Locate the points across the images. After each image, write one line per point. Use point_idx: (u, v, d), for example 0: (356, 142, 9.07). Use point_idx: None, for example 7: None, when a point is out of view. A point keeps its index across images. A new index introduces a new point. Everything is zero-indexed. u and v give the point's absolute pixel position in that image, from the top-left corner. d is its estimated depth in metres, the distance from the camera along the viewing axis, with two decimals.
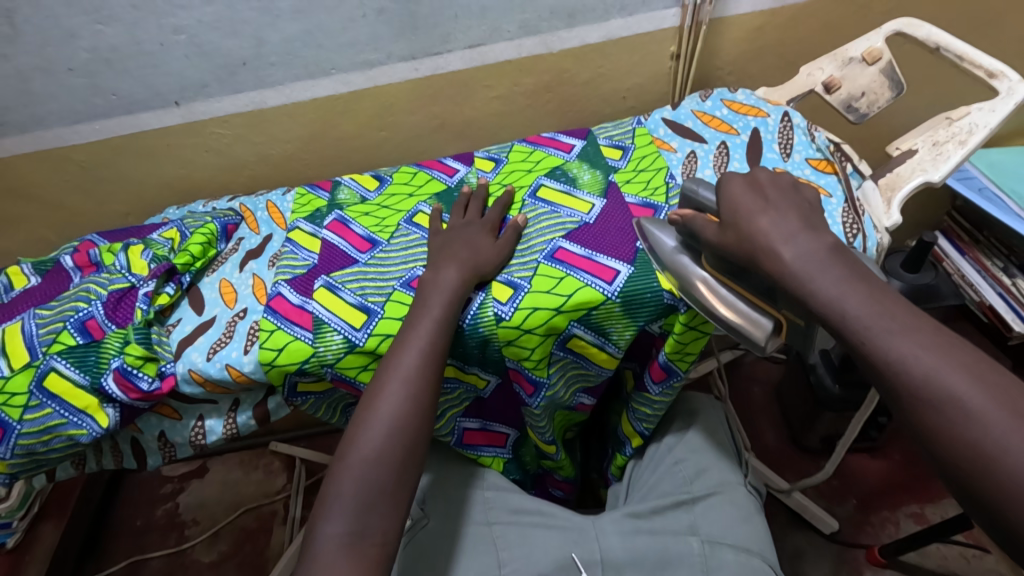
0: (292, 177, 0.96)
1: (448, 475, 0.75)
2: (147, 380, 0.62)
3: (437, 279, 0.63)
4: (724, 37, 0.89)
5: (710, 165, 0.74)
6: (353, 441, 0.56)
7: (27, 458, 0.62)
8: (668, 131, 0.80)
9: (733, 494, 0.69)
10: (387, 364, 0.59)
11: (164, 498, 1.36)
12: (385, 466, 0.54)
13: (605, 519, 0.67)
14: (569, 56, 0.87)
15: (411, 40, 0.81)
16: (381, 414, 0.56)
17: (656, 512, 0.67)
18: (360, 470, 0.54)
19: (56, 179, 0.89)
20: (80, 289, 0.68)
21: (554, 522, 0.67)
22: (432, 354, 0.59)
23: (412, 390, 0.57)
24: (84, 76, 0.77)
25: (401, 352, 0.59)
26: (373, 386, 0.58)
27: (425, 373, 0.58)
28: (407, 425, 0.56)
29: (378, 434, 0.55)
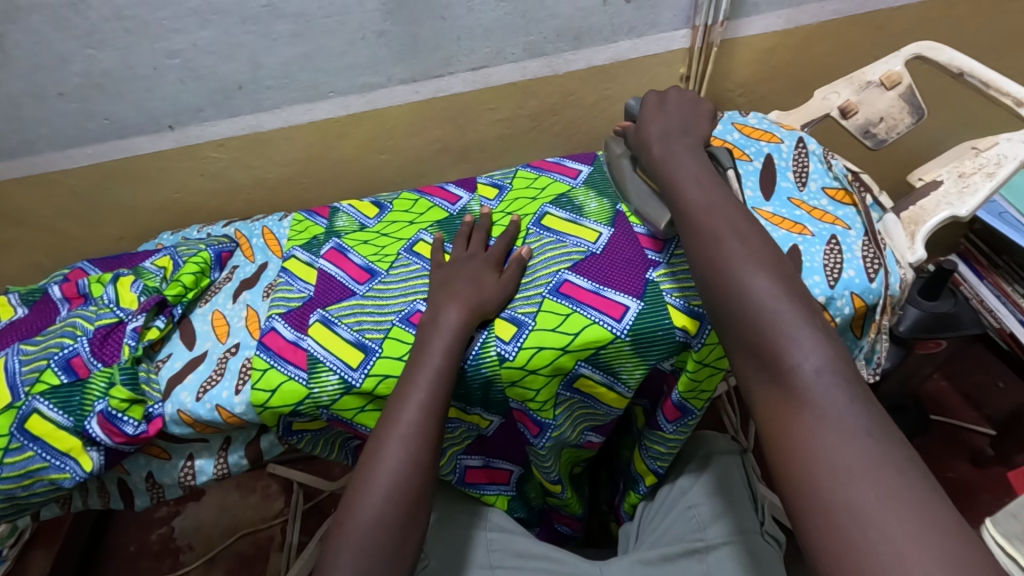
0: (290, 200, 0.94)
1: (451, 512, 0.71)
2: (132, 424, 0.59)
3: (437, 320, 0.60)
4: (736, 58, 0.87)
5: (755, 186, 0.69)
6: (351, 507, 0.53)
7: (7, 502, 0.60)
8: (740, 137, 0.76)
9: (750, 545, 0.63)
10: (386, 420, 0.56)
11: (158, 522, 1.32)
12: (385, 532, 0.52)
13: (612, 566, 0.64)
14: (575, 78, 0.85)
15: (413, 63, 0.79)
16: (379, 479, 0.53)
17: (667, 559, 0.64)
18: (357, 538, 0.51)
19: (48, 204, 0.87)
20: (67, 324, 0.65)
21: (561, 568, 0.64)
22: (432, 410, 0.56)
23: (411, 448, 0.55)
24: (76, 100, 0.74)
25: (400, 407, 0.56)
26: (370, 447, 0.56)
27: (425, 428, 0.56)
28: (408, 487, 0.54)
29: (377, 501, 0.53)
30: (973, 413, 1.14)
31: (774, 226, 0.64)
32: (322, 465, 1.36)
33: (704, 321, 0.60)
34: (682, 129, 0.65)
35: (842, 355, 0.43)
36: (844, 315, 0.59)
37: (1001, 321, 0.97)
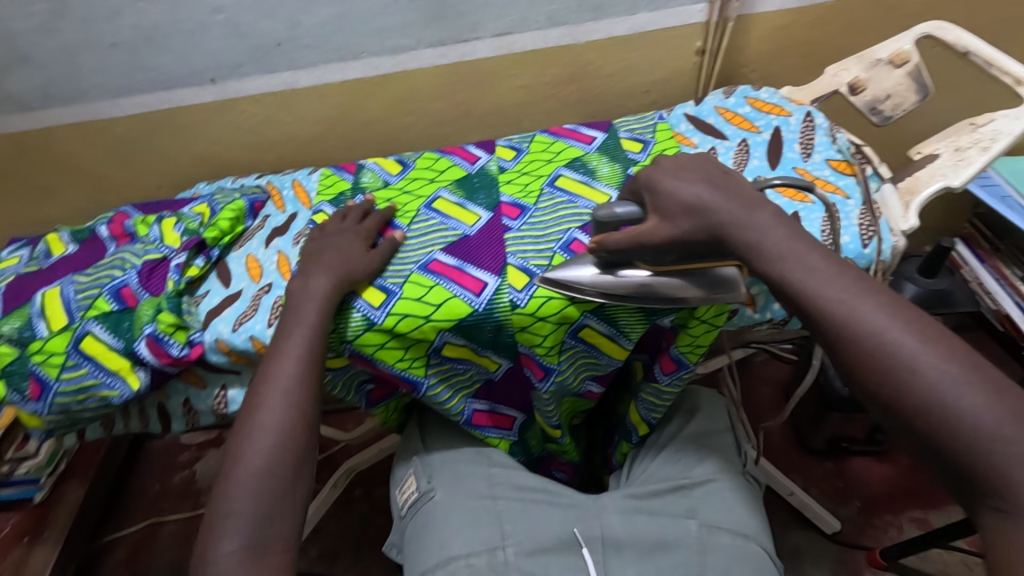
0: (318, 157, 0.98)
1: (455, 451, 0.78)
2: (177, 346, 0.65)
3: (303, 297, 0.65)
4: (750, 34, 0.89)
5: (794, 151, 0.75)
6: (241, 459, 0.57)
7: (62, 416, 0.66)
8: (690, 127, 0.83)
9: (732, 482, 0.73)
10: (266, 379, 0.61)
11: (181, 466, 1.41)
12: (273, 477, 0.56)
13: (606, 500, 0.70)
14: (594, 48, 0.88)
15: (441, 27, 0.83)
16: (265, 427, 0.58)
17: (656, 495, 0.71)
18: (249, 482, 0.56)
19: (94, 151, 0.92)
20: (116, 258, 0.71)
21: (558, 499, 0.70)
22: (307, 361, 0.62)
23: (292, 398, 0.60)
24: (127, 50, 0.80)
25: (274, 363, 0.62)
26: (251, 403, 0.60)
27: (304, 379, 0.61)
28: (291, 433, 0.59)
29: (265, 448, 0.57)
30: None
31: (778, 195, 0.70)
32: (336, 419, 1.43)
33: None
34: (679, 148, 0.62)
35: (826, 304, 0.48)
36: None
37: (999, 304, 0.98)
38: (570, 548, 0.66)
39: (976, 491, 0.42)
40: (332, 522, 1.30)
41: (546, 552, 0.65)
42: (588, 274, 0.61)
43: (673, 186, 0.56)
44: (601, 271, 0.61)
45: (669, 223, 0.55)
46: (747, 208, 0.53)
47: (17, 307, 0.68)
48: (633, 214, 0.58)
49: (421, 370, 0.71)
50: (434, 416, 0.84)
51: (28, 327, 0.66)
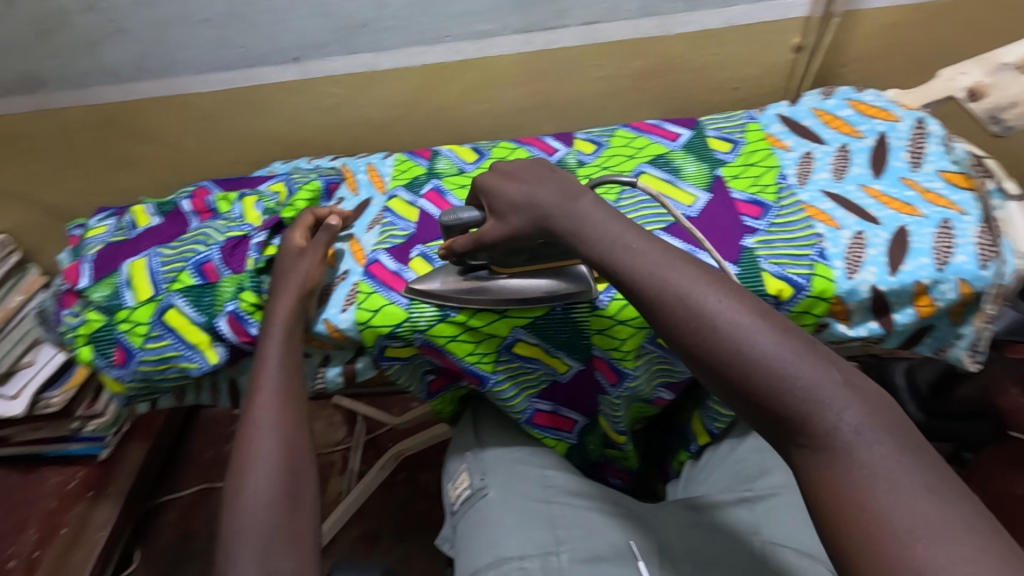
0: (390, 142, 0.98)
1: (507, 445, 0.76)
2: (256, 326, 0.65)
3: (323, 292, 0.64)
4: (855, 32, 0.84)
5: (902, 160, 0.70)
6: (235, 494, 0.54)
7: (142, 384, 0.67)
8: (783, 128, 0.78)
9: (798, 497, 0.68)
10: (248, 423, 0.58)
11: (234, 435, 1.45)
12: (268, 505, 0.53)
13: (664, 512, 0.68)
14: (684, 41, 0.84)
15: (528, 13, 0.81)
16: (259, 463, 0.55)
17: (717, 506, 0.69)
18: (250, 520, 0.52)
19: (177, 124, 0.94)
20: (199, 233, 0.72)
21: (613, 507, 0.67)
22: (289, 394, 0.60)
23: (281, 430, 0.58)
24: (216, 27, 0.81)
25: (254, 397, 0.60)
26: (240, 446, 0.57)
27: (287, 412, 0.59)
28: (288, 464, 0.56)
29: (259, 478, 0.54)
30: None
31: (882, 207, 0.66)
32: (384, 402, 1.44)
33: (799, 290, 0.61)
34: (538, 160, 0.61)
35: None
36: (948, 300, 0.61)
37: None
38: (625, 558, 0.60)
39: (786, 431, 0.39)
40: (375, 504, 1.31)
41: (602, 560, 0.59)
42: (445, 281, 0.64)
43: (506, 187, 0.57)
44: (457, 277, 0.65)
45: (503, 222, 0.57)
46: (570, 199, 0.53)
47: (105, 275, 0.70)
48: (473, 218, 0.62)
49: (489, 365, 0.68)
50: (485, 411, 0.81)
51: (115, 296, 0.68)
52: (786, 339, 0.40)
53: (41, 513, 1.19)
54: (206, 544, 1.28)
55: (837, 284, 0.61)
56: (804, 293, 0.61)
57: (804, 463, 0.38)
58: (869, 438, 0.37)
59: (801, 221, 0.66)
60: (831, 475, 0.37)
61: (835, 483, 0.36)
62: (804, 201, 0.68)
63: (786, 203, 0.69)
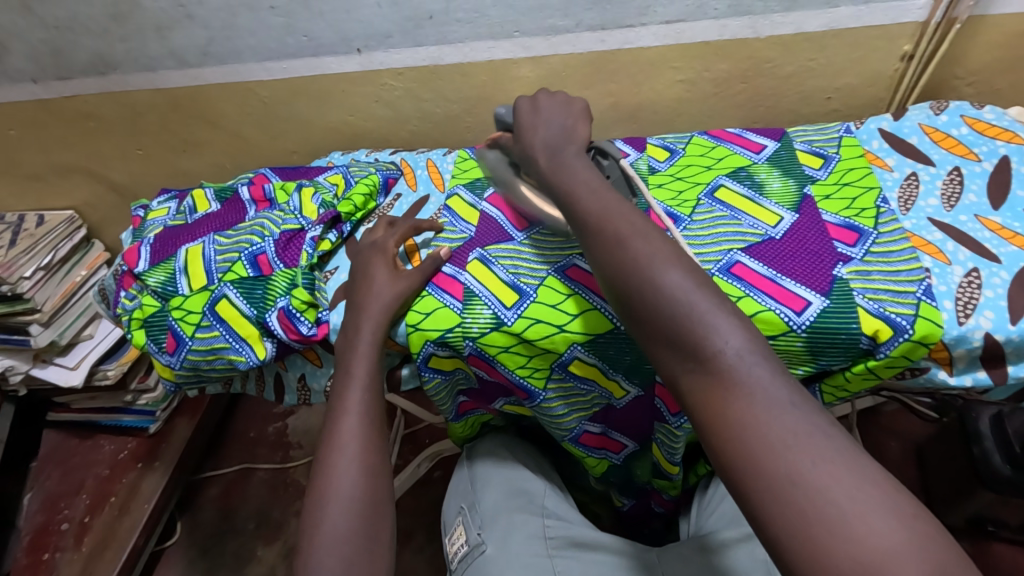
0: (451, 137, 0.95)
1: (502, 484, 0.72)
2: (306, 325, 0.63)
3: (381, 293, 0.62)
4: (976, 40, 0.74)
5: None
6: (313, 528, 0.51)
7: (191, 372, 0.66)
8: (884, 145, 0.70)
9: None
10: (324, 449, 0.56)
11: (276, 417, 1.46)
12: (348, 542, 0.50)
13: (671, 553, 0.64)
14: (775, 45, 0.77)
15: (605, 9, 0.75)
16: (333, 491, 0.53)
17: (726, 545, 0.62)
18: (324, 555, 0.49)
19: (242, 111, 0.94)
20: (255, 224, 0.71)
21: (618, 555, 0.63)
22: (370, 417, 0.58)
23: (361, 456, 0.55)
24: (283, 14, 0.79)
25: (337, 420, 0.57)
26: (319, 470, 0.55)
27: (368, 436, 0.57)
28: (365, 493, 0.53)
29: (335, 514, 0.51)
30: None
31: (1001, 242, 0.58)
32: (425, 399, 1.42)
33: (899, 332, 0.54)
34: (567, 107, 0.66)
35: None
36: None
37: None
38: None
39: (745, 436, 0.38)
40: (411, 501, 1.30)
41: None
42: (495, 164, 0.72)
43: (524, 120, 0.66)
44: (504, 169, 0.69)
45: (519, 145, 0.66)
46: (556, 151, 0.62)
47: (162, 260, 0.70)
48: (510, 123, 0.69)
49: (540, 382, 0.64)
50: (498, 441, 0.79)
51: (170, 282, 0.67)
52: (696, 292, 0.44)
53: (94, 479, 1.23)
54: (244, 523, 1.29)
55: (944, 330, 0.54)
56: (905, 336, 0.54)
57: (690, 384, 0.42)
58: (764, 396, 0.38)
59: (904, 251, 0.59)
60: (720, 396, 0.40)
61: (752, 436, 0.37)
62: (907, 229, 0.61)
63: (885, 229, 0.61)
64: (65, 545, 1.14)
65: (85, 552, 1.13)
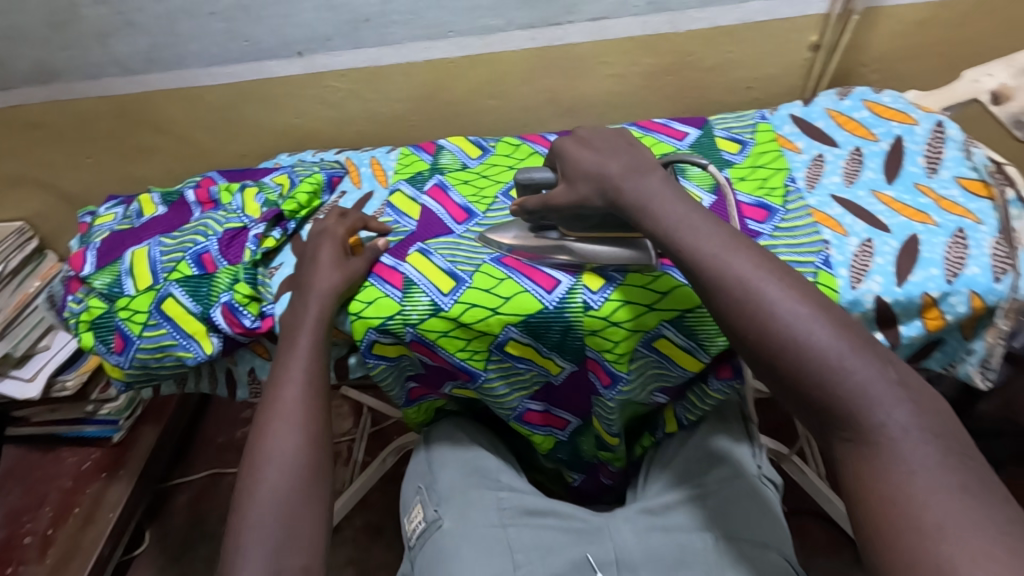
0: (397, 136, 0.98)
1: (456, 464, 0.74)
2: (249, 318, 0.65)
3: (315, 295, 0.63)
4: (877, 29, 0.80)
5: (916, 165, 0.67)
6: (248, 489, 0.54)
7: (141, 371, 0.68)
8: (795, 129, 0.75)
9: (749, 485, 0.66)
10: (264, 412, 0.59)
11: (243, 422, 1.46)
12: (282, 503, 0.53)
13: (619, 516, 0.67)
14: (696, 38, 0.82)
15: (534, 8, 0.79)
16: (271, 453, 0.56)
17: (670, 509, 0.66)
18: (258, 512, 0.53)
19: (189, 116, 0.95)
20: (200, 224, 0.73)
21: (569, 518, 0.67)
22: (313, 384, 0.60)
23: (299, 421, 0.58)
24: (224, 20, 0.82)
25: (279, 388, 0.60)
26: (255, 430, 0.58)
27: (308, 401, 0.59)
28: (304, 454, 0.56)
29: (270, 476, 0.55)
30: None
31: (893, 214, 0.63)
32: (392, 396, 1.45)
33: None
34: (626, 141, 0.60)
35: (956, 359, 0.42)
36: (959, 314, 0.57)
37: None
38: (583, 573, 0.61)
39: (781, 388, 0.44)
40: (380, 496, 1.32)
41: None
42: (518, 234, 0.68)
43: (580, 154, 0.60)
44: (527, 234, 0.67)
45: (573, 189, 0.60)
46: (641, 172, 0.56)
47: (108, 263, 0.72)
48: (539, 178, 0.65)
49: (480, 363, 0.68)
50: (452, 425, 0.80)
51: (116, 284, 0.69)
52: None
53: (57, 491, 1.22)
54: (215, 528, 1.30)
55: (838, 295, 0.59)
56: None
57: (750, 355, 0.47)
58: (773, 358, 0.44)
59: (807, 226, 0.64)
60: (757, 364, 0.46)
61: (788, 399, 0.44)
62: (811, 206, 0.66)
63: (792, 207, 0.66)
64: (28, 558, 1.14)
65: (48, 564, 1.12)
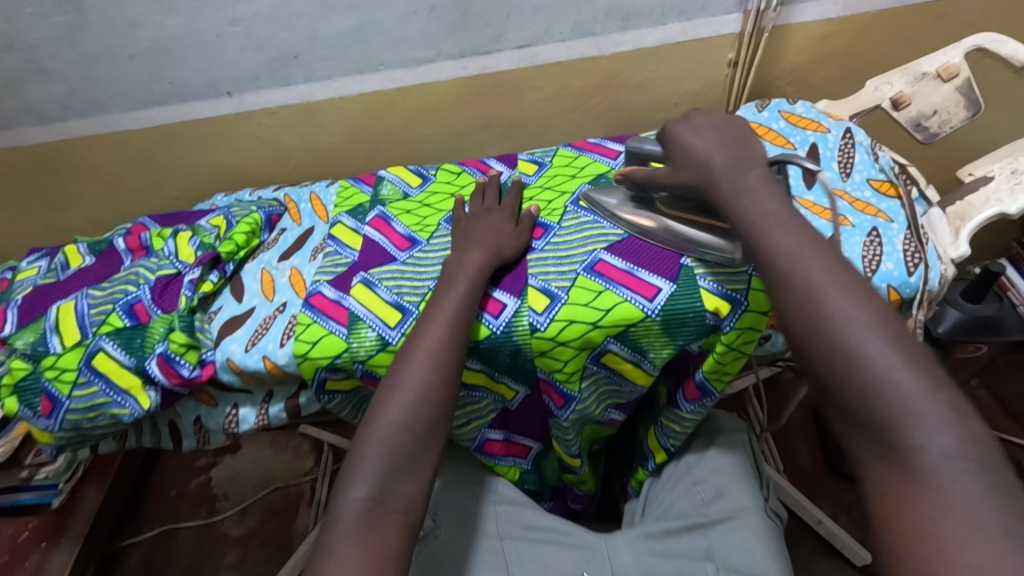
0: (336, 168, 0.97)
1: (459, 478, 0.73)
2: (188, 367, 0.64)
3: (462, 259, 0.64)
4: (787, 45, 0.85)
5: (832, 170, 0.71)
6: (380, 408, 0.55)
7: (73, 432, 0.65)
8: None
9: (754, 521, 0.65)
10: (416, 335, 0.59)
11: (198, 471, 1.40)
12: (408, 434, 0.54)
13: (618, 537, 0.65)
14: (621, 60, 0.85)
15: (462, 38, 0.81)
16: (409, 382, 0.56)
17: (671, 534, 0.65)
18: (385, 433, 0.54)
19: (114, 161, 0.92)
20: (130, 273, 0.71)
21: (567, 539, 0.66)
22: (460, 325, 0.59)
23: (438, 361, 0.57)
24: (144, 63, 0.79)
25: (428, 324, 0.59)
26: (400, 356, 0.58)
27: (451, 346, 0.58)
28: (438, 396, 0.56)
29: (405, 402, 0.55)
30: (1010, 424, 1.09)
31: (815, 216, 0.65)
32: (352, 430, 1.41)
33: (736, 305, 0.60)
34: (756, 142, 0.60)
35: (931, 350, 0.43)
36: None
37: None
38: None
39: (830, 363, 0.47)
40: None
41: None
42: (620, 199, 0.69)
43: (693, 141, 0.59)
44: (628, 201, 0.68)
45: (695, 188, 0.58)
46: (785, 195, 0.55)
47: (31, 321, 0.68)
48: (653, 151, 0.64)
49: None
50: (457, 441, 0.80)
51: (41, 342, 0.66)
52: None
53: None
54: None
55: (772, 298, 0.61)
56: (742, 308, 0.60)
57: None
58: None
59: None
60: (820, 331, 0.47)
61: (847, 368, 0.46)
62: None
63: None
64: None
65: None
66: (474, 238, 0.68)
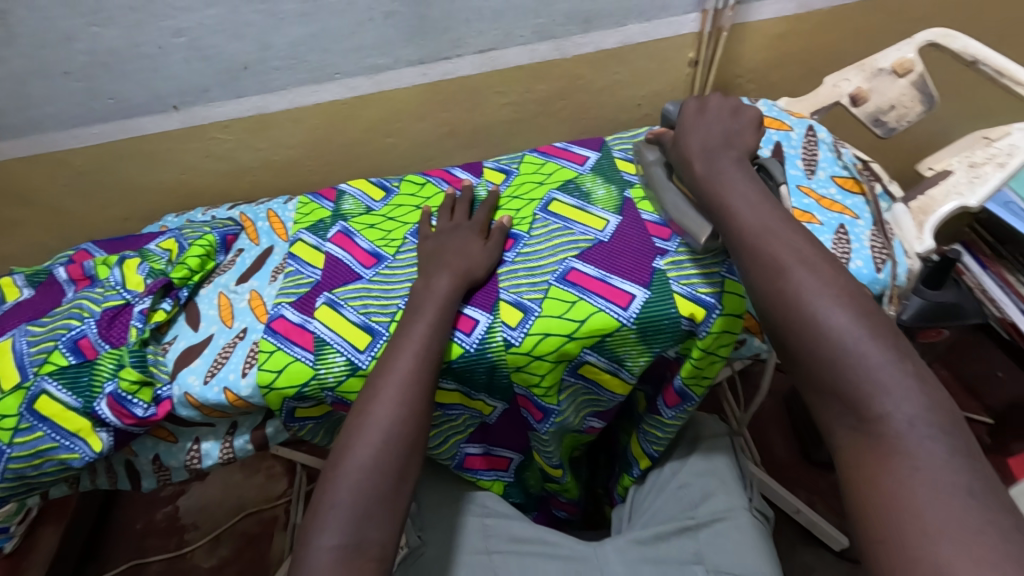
0: (296, 182, 0.94)
1: (442, 492, 0.71)
2: (142, 406, 0.60)
3: (428, 285, 0.62)
4: (747, 42, 0.86)
5: (797, 168, 0.71)
6: (348, 447, 0.54)
7: (17, 481, 0.60)
8: None
9: (742, 521, 0.64)
10: (382, 369, 0.57)
11: (163, 501, 1.33)
12: (380, 474, 0.52)
13: (609, 546, 0.64)
14: (584, 63, 0.84)
15: (421, 45, 0.78)
16: (377, 419, 0.54)
17: (660, 538, 0.63)
18: (356, 476, 0.52)
19: (54, 183, 0.86)
20: (73, 307, 0.65)
21: (557, 551, 0.63)
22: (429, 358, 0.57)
23: (407, 395, 0.55)
24: (81, 79, 0.74)
25: (395, 356, 0.57)
26: (367, 392, 0.56)
27: (421, 376, 0.56)
28: (408, 434, 0.54)
29: (374, 442, 0.53)
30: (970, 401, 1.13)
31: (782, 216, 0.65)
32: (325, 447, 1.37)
33: (710, 310, 0.60)
34: (721, 142, 0.61)
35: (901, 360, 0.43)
36: None
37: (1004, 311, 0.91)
38: None
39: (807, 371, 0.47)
40: None
41: None
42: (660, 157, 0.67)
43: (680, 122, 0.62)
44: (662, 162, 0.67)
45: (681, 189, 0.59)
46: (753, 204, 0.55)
47: None
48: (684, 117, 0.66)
49: None
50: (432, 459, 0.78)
51: None
52: None
53: None
54: None
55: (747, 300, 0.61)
56: (716, 312, 0.60)
57: None
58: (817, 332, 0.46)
59: None
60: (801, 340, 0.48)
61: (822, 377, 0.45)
62: None
63: None
64: None
65: None
66: (442, 254, 0.65)
